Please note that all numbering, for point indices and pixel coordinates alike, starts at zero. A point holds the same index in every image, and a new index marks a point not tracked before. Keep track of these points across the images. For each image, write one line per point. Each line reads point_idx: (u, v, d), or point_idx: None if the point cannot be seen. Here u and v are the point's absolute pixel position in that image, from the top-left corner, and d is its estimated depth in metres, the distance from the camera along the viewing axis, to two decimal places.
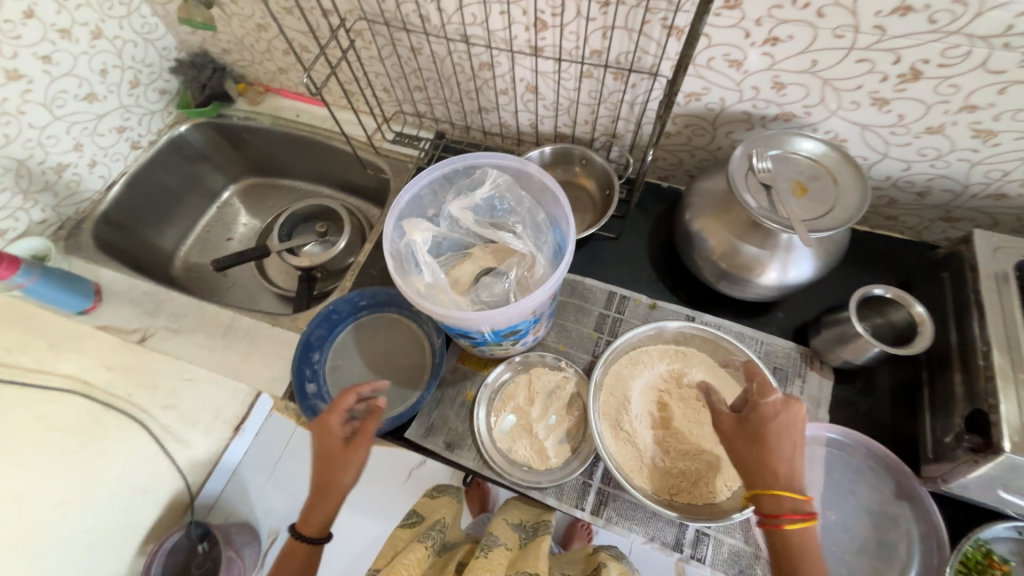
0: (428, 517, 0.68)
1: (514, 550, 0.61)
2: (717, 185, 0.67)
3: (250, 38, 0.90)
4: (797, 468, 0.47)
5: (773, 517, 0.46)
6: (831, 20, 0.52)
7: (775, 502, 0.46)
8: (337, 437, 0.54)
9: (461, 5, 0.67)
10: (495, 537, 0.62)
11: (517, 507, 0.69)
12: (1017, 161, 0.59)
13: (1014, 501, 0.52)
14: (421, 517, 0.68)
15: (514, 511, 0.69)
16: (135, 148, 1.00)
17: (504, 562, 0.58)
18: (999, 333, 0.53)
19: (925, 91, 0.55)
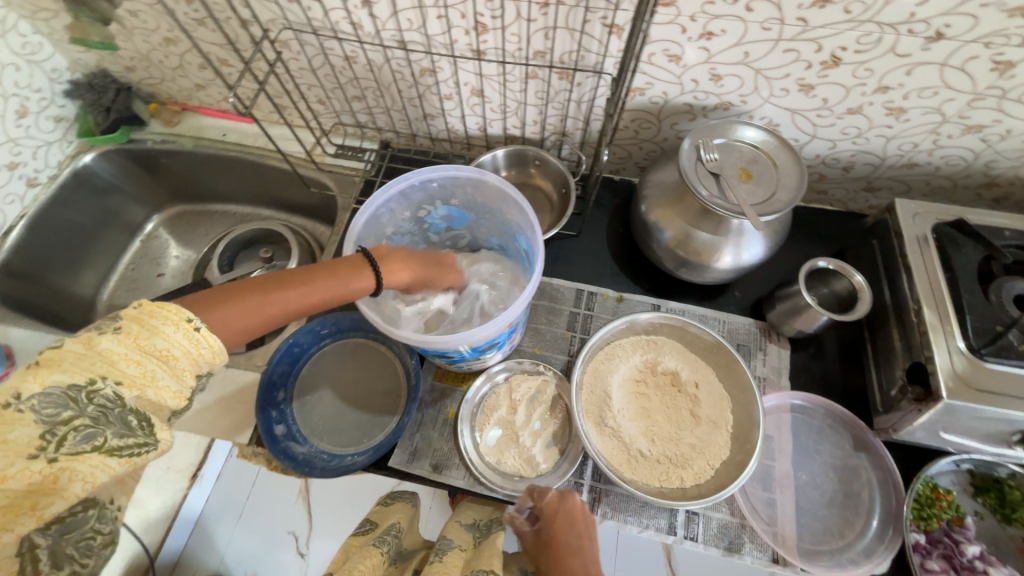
0: (381, 524, 0.63)
1: (468, 550, 0.59)
2: (667, 176, 0.69)
3: (157, 53, 0.81)
4: (591, 558, 0.56)
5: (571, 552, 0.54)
6: (758, 14, 0.55)
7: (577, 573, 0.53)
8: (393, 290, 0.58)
9: (395, 10, 0.64)
10: (448, 541, 0.60)
11: (470, 508, 0.67)
12: (924, 134, 0.66)
13: (955, 440, 0.58)
14: (374, 524, 0.62)
15: (468, 511, 0.67)
16: (32, 186, 0.88)
17: (458, 563, 0.55)
18: (926, 292, 0.59)
19: (845, 76, 0.60)
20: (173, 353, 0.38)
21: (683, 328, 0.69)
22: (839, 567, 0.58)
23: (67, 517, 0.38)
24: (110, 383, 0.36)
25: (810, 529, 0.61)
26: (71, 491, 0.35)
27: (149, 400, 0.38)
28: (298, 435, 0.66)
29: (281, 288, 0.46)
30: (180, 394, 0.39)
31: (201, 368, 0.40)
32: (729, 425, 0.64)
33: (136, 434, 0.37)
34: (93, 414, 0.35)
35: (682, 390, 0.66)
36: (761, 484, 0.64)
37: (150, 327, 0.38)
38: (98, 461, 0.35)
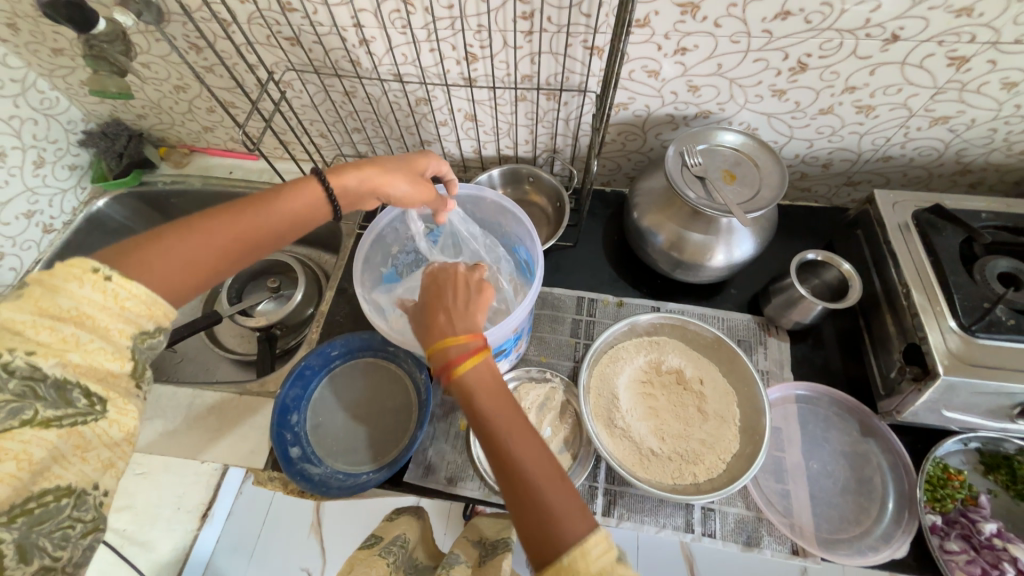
0: (385, 536, 0.63)
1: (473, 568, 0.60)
2: (655, 182, 0.73)
3: (167, 100, 0.86)
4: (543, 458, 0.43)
5: (449, 365, 0.46)
6: (726, 29, 0.59)
7: (445, 349, 0.46)
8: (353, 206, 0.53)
9: (391, 46, 0.69)
10: (455, 557, 0.61)
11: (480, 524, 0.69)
12: (895, 128, 0.69)
13: (958, 418, 0.59)
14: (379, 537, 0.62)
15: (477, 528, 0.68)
16: (48, 232, 0.92)
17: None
18: (912, 275, 0.62)
19: (813, 80, 0.64)
20: (87, 312, 0.36)
21: (684, 328, 0.71)
22: (859, 553, 0.58)
23: (31, 509, 0.32)
24: (21, 355, 0.33)
25: (826, 518, 0.61)
26: (4, 473, 0.31)
27: (82, 366, 0.35)
28: (312, 456, 0.67)
29: (223, 228, 0.44)
30: (119, 355, 0.37)
31: (141, 326, 0.38)
32: (736, 419, 0.65)
33: (69, 404, 0.34)
34: (16, 389, 0.33)
35: (687, 387, 0.68)
36: (774, 476, 0.65)
37: (56, 289, 0.36)
38: (33, 434, 0.33)
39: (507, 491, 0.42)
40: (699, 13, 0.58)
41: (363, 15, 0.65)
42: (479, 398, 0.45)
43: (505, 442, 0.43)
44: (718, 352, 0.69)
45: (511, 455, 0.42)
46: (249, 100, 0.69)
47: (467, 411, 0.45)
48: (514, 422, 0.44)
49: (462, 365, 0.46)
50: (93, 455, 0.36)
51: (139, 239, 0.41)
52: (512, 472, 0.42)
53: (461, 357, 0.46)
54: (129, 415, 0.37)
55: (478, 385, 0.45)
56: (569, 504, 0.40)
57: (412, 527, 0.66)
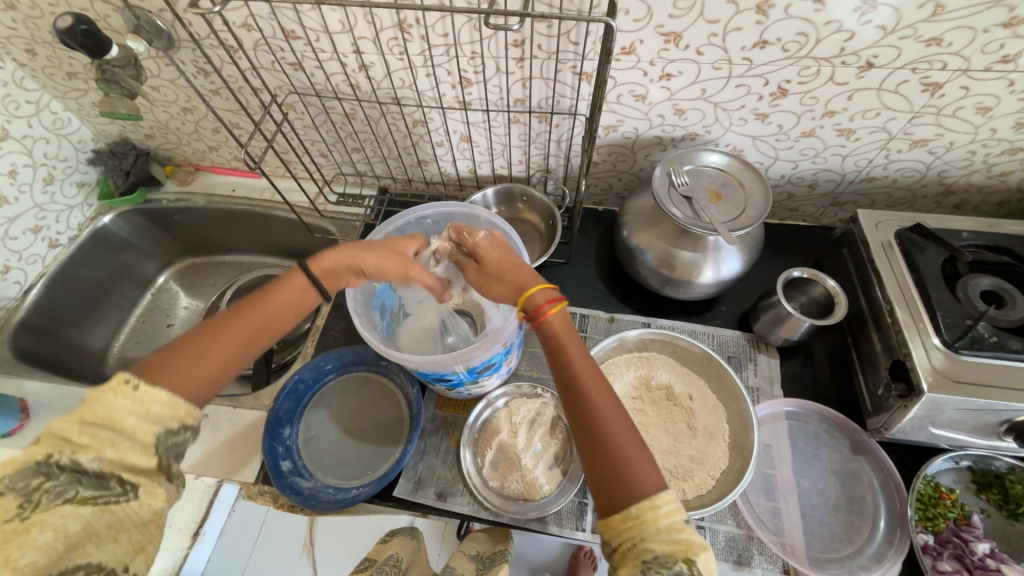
0: (379, 558, 0.64)
1: None
2: (644, 202, 0.75)
3: (175, 121, 0.89)
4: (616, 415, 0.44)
5: (537, 312, 0.49)
6: (708, 56, 0.62)
7: (531, 298, 0.49)
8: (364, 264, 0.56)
9: (389, 71, 0.72)
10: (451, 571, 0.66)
11: (474, 538, 0.72)
12: (875, 150, 0.72)
13: (945, 435, 0.59)
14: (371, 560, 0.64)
15: (472, 542, 0.72)
16: (54, 246, 0.94)
17: None
18: (896, 293, 0.63)
19: (793, 104, 0.67)
20: (118, 418, 0.39)
21: (673, 343, 0.72)
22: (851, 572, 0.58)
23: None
24: (68, 453, 0.38)
25: (818, 537, 0.61)
26: (42, 542, 0.35)
27: (115, 460, 0.39)
28: (303, 470, 0.67)
29: (233, 329, 0.49)
30: (144, 450, 0.40)
31: (165, 425, 0.42)
32: (726, 435, 0.65)
33: (104, 486, 0.38)
34: (65, 478, 0.37)
35: (676, 404, 0.68)
36: (764, 493, 0.64)
37: (93, 401, 0.39)
38: (71, 511, 0.36)
39: (584, 429, 0.44)
40: (682, 41, 0.61)
41: (363, 42, 0.68)
42: (566, 343, 0.48)
43: (583, 386, 0.46)
44: (707, 369, 0.69)
45: (589, 398, 0.45)
46: (252, 121, 0.72)
47: (551, 352, 0.48)
48: (595, 370, 0.46)
49: (548, 312, 0.48)
50: (123, 535, 0.38)
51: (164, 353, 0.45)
52: (587, 412, 0.44)
53: (550, 306, 0.48)
54: (156, 498, 0.40)
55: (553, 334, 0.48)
56: (638, 451, 0.42)
57: (406, 546, 0.66)
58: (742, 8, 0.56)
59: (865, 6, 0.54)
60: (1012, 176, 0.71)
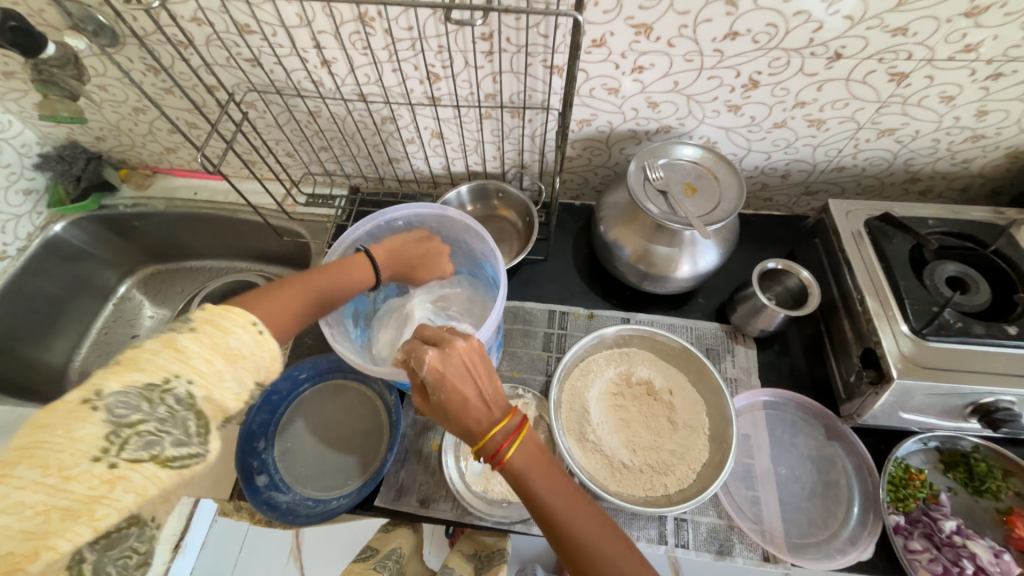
0: (382, 549, 0.62)
1: None
2: (620, 197, 0.74)
3: (127, 122, 0.84)
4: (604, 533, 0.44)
5: (497, 454, 0.45)
6: (680, 48, 0.61)
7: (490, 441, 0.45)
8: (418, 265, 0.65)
9: (353, 67, 0.69)
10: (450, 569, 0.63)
11: (471, 537, 0.70)
12: (844, 140, 0.72)
13: (915, 419, 0.61)
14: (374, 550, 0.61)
15: (469, 541, 0.70)
16: (0, 259, 0.88)
17: None
18: (866, 282, 0.64)
19: (765, 96, 0.67)
20: (232, 357, 0.41)
21: (651, 338, 0.72)
22: (827, 556, 0.59)
23: (131, 528, 0.35)
24: (182, 382, 0.38)
25: (795, 522, 0.62)
26: (124, 500, 0.34)
27: (213, 404, 0.39)
28: (280, 483, 0.65)
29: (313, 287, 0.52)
30: (239, 395, 0.41)
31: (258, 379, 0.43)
32: (704, 426, 0.66)
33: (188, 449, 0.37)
34: (161, 417, 0.36)
35: (656, 399, 0.68)
36: (743, 481, 0.65)
37: (219, 334, 0.41)
38: (153, 469, 0.35)
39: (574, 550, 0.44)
40: (652, 33, 0.60)
41: (323, 36, 0.65)
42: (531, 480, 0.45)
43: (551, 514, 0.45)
44: (687, 362, 0.70)
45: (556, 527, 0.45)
46: (209, 121, 0.69)
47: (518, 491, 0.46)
48: (569, 499, 0.45)
49: (508, 453, 0.45)
50: (189, 489, 0.38)
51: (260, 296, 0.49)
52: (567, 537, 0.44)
53: (508, 444, 0.45)
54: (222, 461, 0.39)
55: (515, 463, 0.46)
56: (626, 554, 0.43)
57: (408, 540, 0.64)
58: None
59: None
60: (974, 163, 0.73)
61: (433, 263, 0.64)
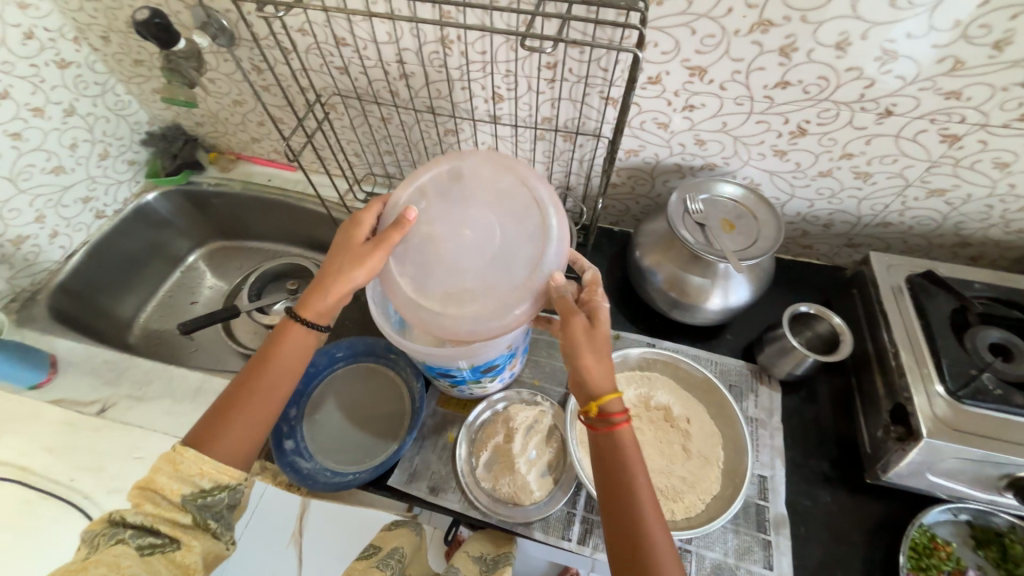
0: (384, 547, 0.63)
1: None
2: (659, 226, 0.76)
3: (225, 112, 0.96)
4: None
5: None
6: (732, 92, 0.65)
7: (606, 404, 0.50)
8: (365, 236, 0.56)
9: (428, 82, 0.77)
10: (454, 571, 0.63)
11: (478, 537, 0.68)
12: (892, 196, 0.72)
13: (943, 484, 0.59)
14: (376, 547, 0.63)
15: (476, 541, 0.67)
16: (99, 217, 1.00)
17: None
18: (902, 337, 0.63)
19: (812, 144, 0.69)
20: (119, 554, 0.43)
21: (449, 318, 0.52)
22: (543, 225, 0.52)
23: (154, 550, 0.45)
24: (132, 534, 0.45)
25: (471, 218, 0.53)
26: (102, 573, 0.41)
27: (157, 514, 0.46)
28: (305, 450, 0.70)
29: (246, 395, 0.53)
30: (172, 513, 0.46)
31: (176, 518, 0.46)
32: (468, 295, 0.52)
33: (153, 535, 0.45)
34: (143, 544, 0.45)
35: (448, 281, 0.52)
36: (468, 273, 0.52)
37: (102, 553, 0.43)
38: (120, 550, 0.43)
39: (602, 460, 0.51)
40: (707, 76, 0.64)
41: (406, 53, 0.73)
42: None
43: (636, 469, 0.49)
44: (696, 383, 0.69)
45: (639, 490, 0.48)
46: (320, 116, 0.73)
47: None
48: None
49: None
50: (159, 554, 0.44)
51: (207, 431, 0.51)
52: (620, 462, 0.50)
53: None
54: (191, 553, 0.45)
55: (600, 354, 0.52)
56: None
57: (411, 542, 0.64)
58: (765, 49, 0.59)
59: (886, 56, 0.56)
60: None
61: (353, 244, 0.56)
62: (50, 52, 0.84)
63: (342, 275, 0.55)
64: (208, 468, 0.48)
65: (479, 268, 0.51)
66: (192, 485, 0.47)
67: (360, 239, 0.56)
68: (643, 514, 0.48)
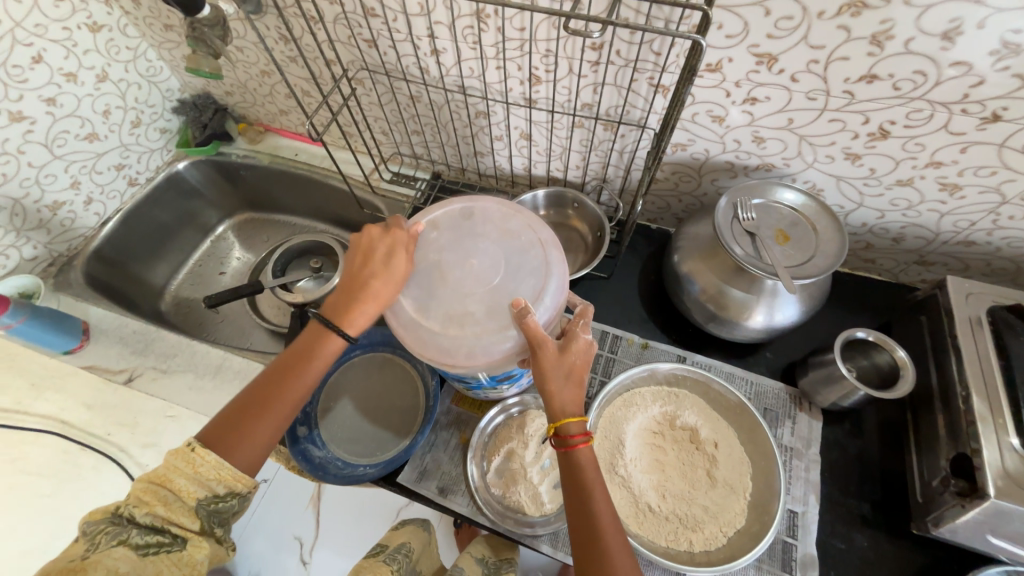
0: (391, 544, 0.65)
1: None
2: (703, 230, 0.70)
3: (253, 82, 0.93)
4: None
5: None
6: (803, 85, 0.56)
7: (564, 427, 0.47)
8: (397, 246, 0.53)
9: (460, 60, 0.71)
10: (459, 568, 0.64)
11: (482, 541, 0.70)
12: (982, 213, 0.63)
13: (1004, 546, 0.52)
14: (384, 546, 0.64)
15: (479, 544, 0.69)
16: (132, 185, 1.01)
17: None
18: (976, 378, 0.56)
19: (893, 148, 0.59)
20: (119, 558, 0.41)
21: (449, 339, 0.49)
22: (547, 261, 0.51)
23: (158, 550, 0.43)
24: (136, 532, 0.43)
25: (478, 247, 0.52)
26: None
27: (167, 516, 0.45)
28: (318, 438, 0.69)
29: (265, 405, 0.52)
30: (188, 515, 0.45)
31: (188, 524, 0.45)
32: (471, 316, 0.49)
33: (159, 533, 0.44)
34: (147, 541, 0.43)
35: (450, 302, 0.50)
36: (472, 297, 0.50)
37: (103, 553, 0.41)
38: (121, 551, 0.41)
39: (565, 482, 0.49)
40: (776, 65, 0.55)
41: (438, 27, 0.67)
42: None
43: (595, 492, 0.47)
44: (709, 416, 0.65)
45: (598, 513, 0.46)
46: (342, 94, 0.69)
47: None
48: None
49: None
50: (166, 556, 0.43)
51: (224, 434, 0.50)
52: (580, 484, 0.47)
53: None
54: (199, 553, 0.44)
55: (567, 380, 0.48)
56: None
57: (418, 537, 0.68)
58: (854, 36, 0.50)
59: (1005, 50, 0.47)
60: None
61: (385, 256, 0.53)
62: (82, 15, 0.83)
63: (374, 288, 0.52)
64: (224, 473, 0.47)
65: (484, 294, 0.50)
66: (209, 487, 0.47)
67: (391, 250, 0.53)
68: (602, 535, 0.46)
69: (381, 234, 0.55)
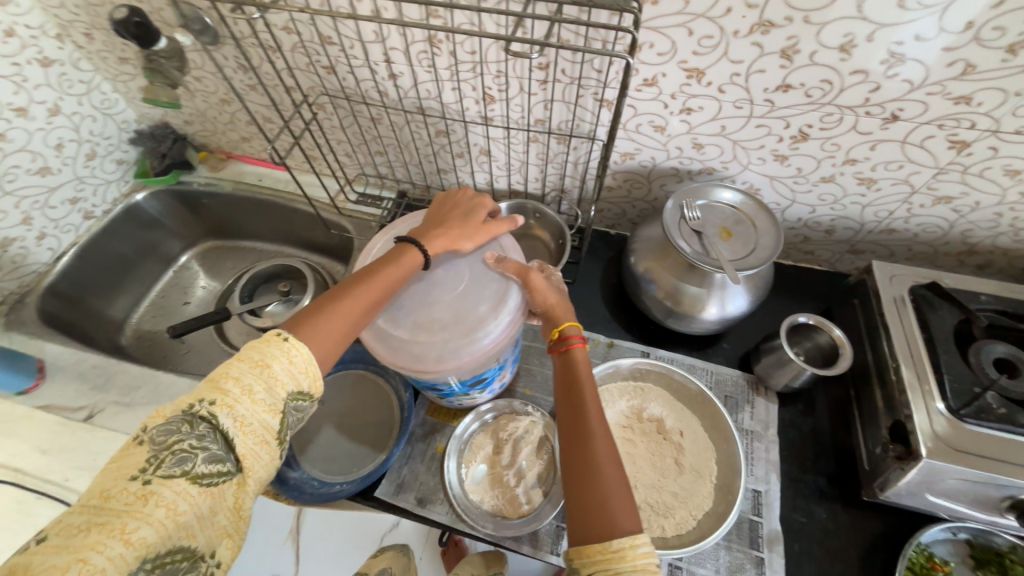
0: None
1: None
2: (654, 232, 0.74)
3: (212, 110, 0.94)
4: None
5: None
6: (729, 95, 0.62)
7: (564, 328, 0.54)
8: (479, 214, 0.59)
9: (417, 82, 0.75)
10: None
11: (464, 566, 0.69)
12: (897, 203, 0.70)
13: (942, 504, 0.57)
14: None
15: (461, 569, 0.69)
16: (88, 218, 0.99)
17: None
18: (904, 350, 0.61)
19: (814, 149, 0.66)
20: (180, 495, 0.37)
21: (418, 346, 0.51)
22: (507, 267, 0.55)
23: (217, 481, 0.39)
24: (203, 457, 0.39)
25: (445, 259, 0.56)
26: (155, 518, 0.35)
27: (241, 427, 0.40)
28: (293, 460, 0.69)
29: (348, 302, 0.50)
30: (261, 436, 0.41)
31: (252, 449, 0.41)
32: (438, 323, 0.52)
33: (221, 462, 0.40)
34: (210, 468, 0.39)
35: (418, 311, 0.53)
36: (438, 305, 0.53)
37: (163, 483, 0.37)
38: (182, 486, 0.37)
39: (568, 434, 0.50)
40: (704, 78, 0.61)
41: (394, 52, 0.71)
42: None
43: (598, 437, 0.48)
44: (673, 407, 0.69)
45: (597, 446, 0.47)
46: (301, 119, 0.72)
47: None
48: None
49: None
50: (220, 491, 0.39)
51: (304, 325, 0.48)
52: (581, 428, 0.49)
53: None
54: (245, 498, 0.41)
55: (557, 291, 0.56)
56: None
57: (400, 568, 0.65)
58: (766, 51, 0.56)
59: (893, 59, 0.54)
60: None
61: (476, 217, 0.58)
62: (32, 50, 0.83)
63: (463, 235, 0.56)
64: (311, 368, 0.46)
65: (450, 301, 0.53)
66: (295, 386, 0.44)
67: (479, 214, 0.59)
68: (600, 473, 0.45)
69: (472, 201, 0.61)
